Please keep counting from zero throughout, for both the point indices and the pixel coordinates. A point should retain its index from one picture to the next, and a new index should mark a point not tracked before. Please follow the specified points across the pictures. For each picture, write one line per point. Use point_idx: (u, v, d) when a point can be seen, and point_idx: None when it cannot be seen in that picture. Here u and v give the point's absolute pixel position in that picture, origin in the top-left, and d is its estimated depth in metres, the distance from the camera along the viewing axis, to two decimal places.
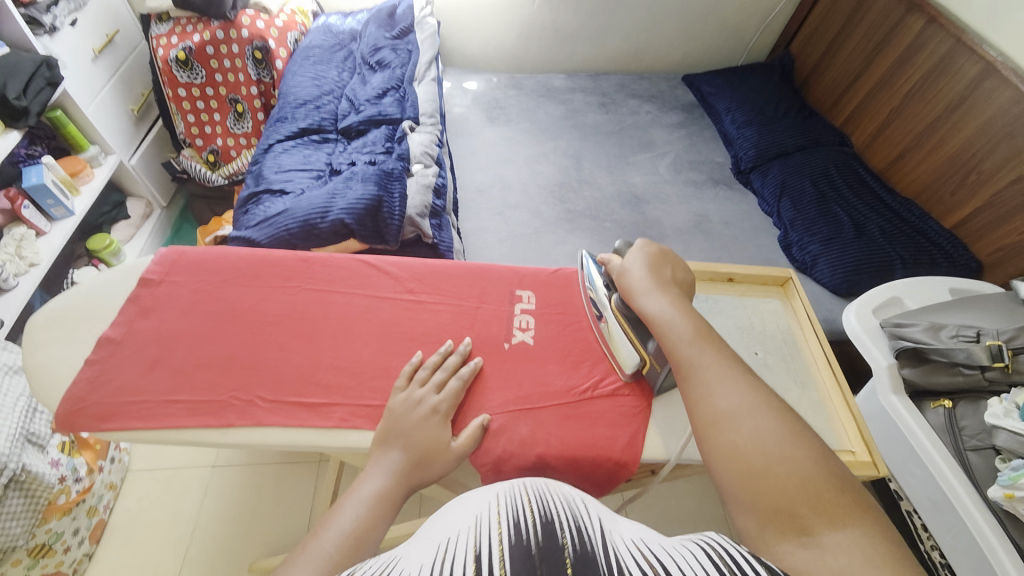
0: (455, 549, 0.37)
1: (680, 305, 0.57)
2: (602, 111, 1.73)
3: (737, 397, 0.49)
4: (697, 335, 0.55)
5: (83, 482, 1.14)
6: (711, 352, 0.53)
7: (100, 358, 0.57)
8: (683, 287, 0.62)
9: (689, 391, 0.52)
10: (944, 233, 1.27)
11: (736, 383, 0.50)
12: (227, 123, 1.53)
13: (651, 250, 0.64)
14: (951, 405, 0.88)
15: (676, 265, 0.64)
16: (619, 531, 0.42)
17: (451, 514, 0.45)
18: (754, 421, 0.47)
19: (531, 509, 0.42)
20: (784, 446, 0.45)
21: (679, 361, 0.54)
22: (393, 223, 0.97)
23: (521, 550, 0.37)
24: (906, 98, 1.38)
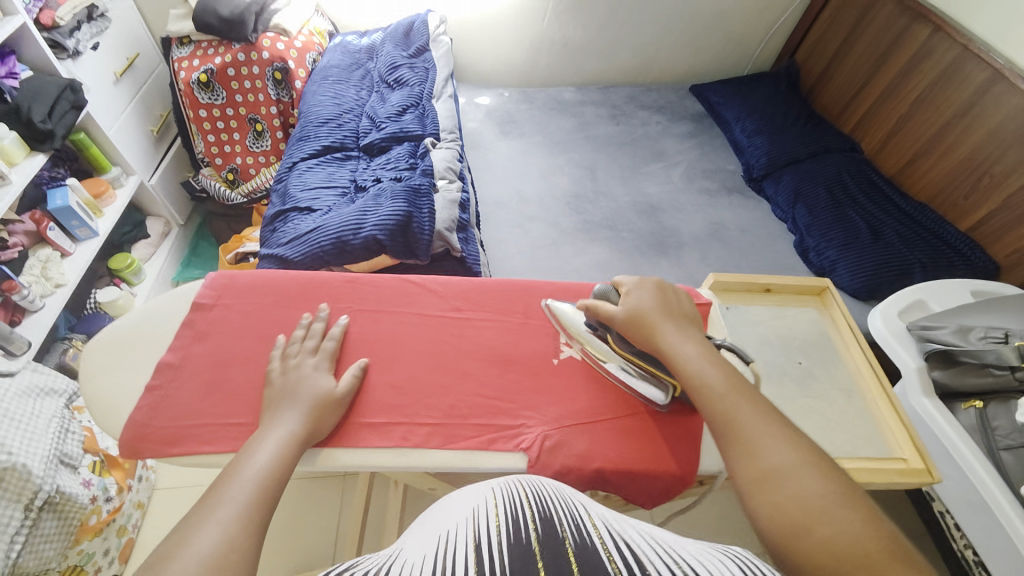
0: (455, 535, 0.41)
1: (703, 349, 0.57)
2: (614, 122, 1.76)
3: (780, 455, 0.48)
4: (729, 385, 0.54)
5: (113, 501, 1.14)
6: (746, 403, 0.52)
7: (162, 383, 0.58)
8: (689, 321, 0.61)
9: (730, 449, 0.51)
10: (960, 236, 1.28)
11: (777, 437, 0.50)
12: (246, 142, 1.55)
13: (645, 284, 0.63)
14: (982, 405, 0.89)
15: (676, 296, 0.63)
16: (616, 523, 0.45)
17: (452, 507, 0.49)
18: (800, 481, 0.46)
19: (529, 505, 0.46)
20: (834, 508, 0.44)
21: (716, 416, 0.53)
22: (423, 239, 0.99)
23: (517, 535, 0.40)
24: (915, 104, 1.41)
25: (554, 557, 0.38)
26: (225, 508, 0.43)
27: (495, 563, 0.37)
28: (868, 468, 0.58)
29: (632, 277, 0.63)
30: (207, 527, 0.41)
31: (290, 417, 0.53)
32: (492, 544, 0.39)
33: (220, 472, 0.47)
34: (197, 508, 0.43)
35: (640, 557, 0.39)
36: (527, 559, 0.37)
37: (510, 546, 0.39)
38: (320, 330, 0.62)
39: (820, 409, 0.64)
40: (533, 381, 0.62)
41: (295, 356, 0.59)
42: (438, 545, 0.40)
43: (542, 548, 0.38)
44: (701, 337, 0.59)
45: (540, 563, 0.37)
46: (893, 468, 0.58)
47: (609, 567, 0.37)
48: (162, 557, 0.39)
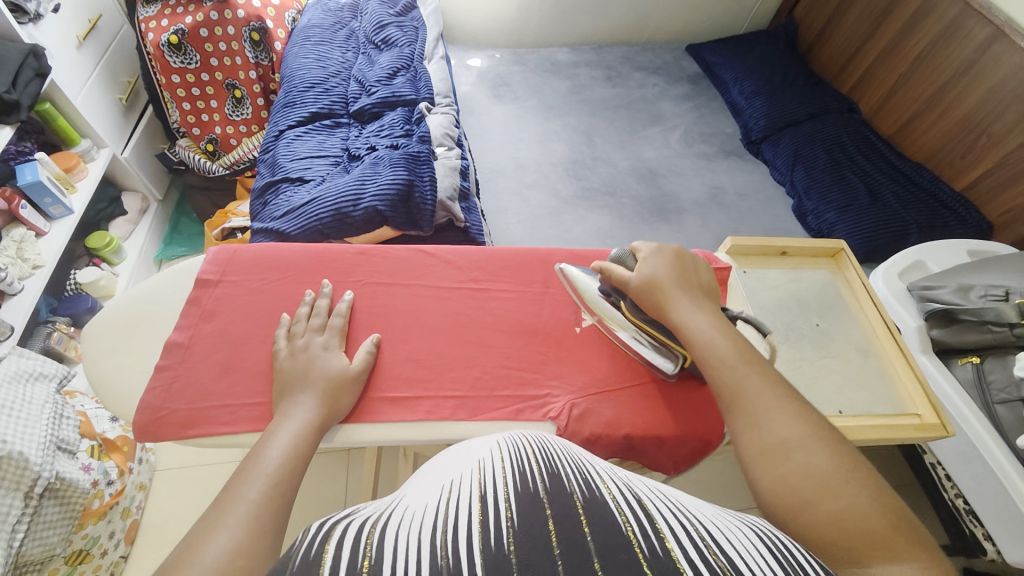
0: (459, 490, 0.37)
1: (716, 321, 0.55)
2: (609, 85, 1.70)
3: (788, 428, 0.47)
4: (739, 357, 0.53)
5: (115, 484, 1.11)
6: (757, 375, 0.51)
7: (172, 364, 0.55)
8: (704, 291, 0.59)
9: (736, 421, 0.50)
10: (956, 196, 1.30)
11: (786, 410, 0.49)
12: (225, 110, 1.46)
13: (662, 252, 0.60)
14: (979, 360, 0.92)
15: (695, 264, 0.61)
16: (627, 480, 0.42)
17: (449, 460, 0.45)
18: (807, 454, 0.45)
19: (536, 461, 0.42)
20: (840, 481, 0.43)
21: (723, 387, 0.52)
22: (426, 209, 0.95)
23: (527, 491, 0.37)
24: (915, 63, 1.40)
25: (566, 510, 0.35)
26: (240, 506, 0.41)
27: (503, 521, 0.33)
28: (885, 425, 0.60)
29: (650, 243, 0.61)
30: (225, 529, 0.39)
31: (305, 403, 0.50)
32: (501, 497, 0.36)
33: (237, 467, 0.45)
34: (214, 507, 0.41)
35: (661, 514, 0.36)
36: (538, 518, 0.34)
37: (519, 501, 0.35)
38: (326, 308, 0.59)
39: (838, 370, 0.66)
40: (557, 351, 0.62)
41: (302, 337, 0.56)
42: (439, 497, 0.36)
43: (551, 500, 0.35)
44: (716, 308, 0.57)
45: (552, 520, 0.33)
46: (909, 424, 0.61)
47: (621, 522, 0.34)
48: (185, 554, 0.37)
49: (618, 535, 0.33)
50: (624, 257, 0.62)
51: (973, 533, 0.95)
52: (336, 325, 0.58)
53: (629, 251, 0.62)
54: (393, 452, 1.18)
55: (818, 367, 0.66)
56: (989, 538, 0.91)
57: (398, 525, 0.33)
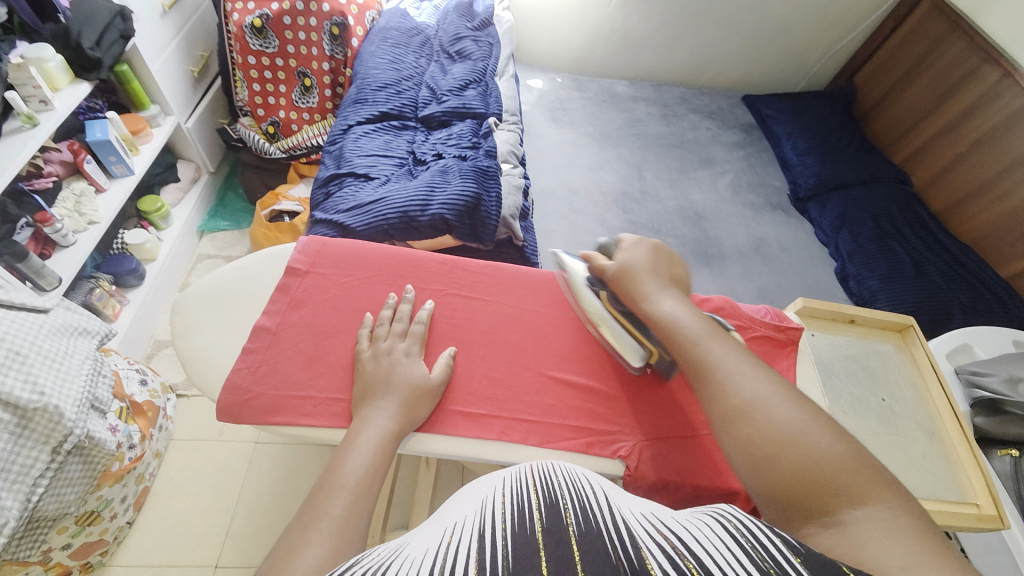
0: (460, 532, 0.36)
1: (682, 304, 0.57)
2: (664, 123, 1.73)
3: (752, 387, 0.48)
4: (704, 329, 0.54)
5: (136, 449, 1.13)
6: (719, 343, 0.53)
7: (260, 348, 0.56)
8: (676, 284, 0.60)
9: (704, 388, 0.51)
10: (1001, 282, 1.32)
11: (748, 373, 0.50)
12: (292, 96, 1.51)
13: (643, 243, 0.62)
14: (1019, 454, 0.91)
15: (672, 261, 0.62)
16: (619, 504, 0.41)
17: (461, 503, 0.44)
18: (773, 410, 0.46)
19: (535, 495, 0.40)
20: (805, 432, 0.44)
21: (688, 359, 0.53)
22: (490, 224, 0.97)
23: (522, 529, 0.35)
24: (973, 146, 1.42)
25: (560, 547, 0.33)
26: (325, 521, 0.41)
27: (497, 557, 0.32)
28: (947, 511, 0.61)
29: (636, 236, 0.63)
30: (315, 544, 0.39)
31: (386, 409, 0.51)
32: (497, 534, 0.35)
33: (317, 481, 0.45)
34: (300, 520, 0.41)
35: (643, 539, 0.35)
36: (531, 554, 0.33)
37: (512, 540, 0.34)
38: (408, 314, 0.60)
39: (903, 448, 0.67)
40: (628, 390, 0.62)
41: (385, 340, 0.57)
42: (442, 540, 0.36)
43: (544, 535, 0.34)
44: (684, 297, 0.58)
45: (545, 559, 0.32)
46: (969, 512, 0.62)
47: (614, 557, 0.33)
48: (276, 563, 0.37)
49: (606, 562, 0.32)
50: (608, 245, 0.64)
51: None
52: (417, 332, 0.58)
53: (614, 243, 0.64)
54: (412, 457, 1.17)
55: (880, 440, 0.67)
56: None
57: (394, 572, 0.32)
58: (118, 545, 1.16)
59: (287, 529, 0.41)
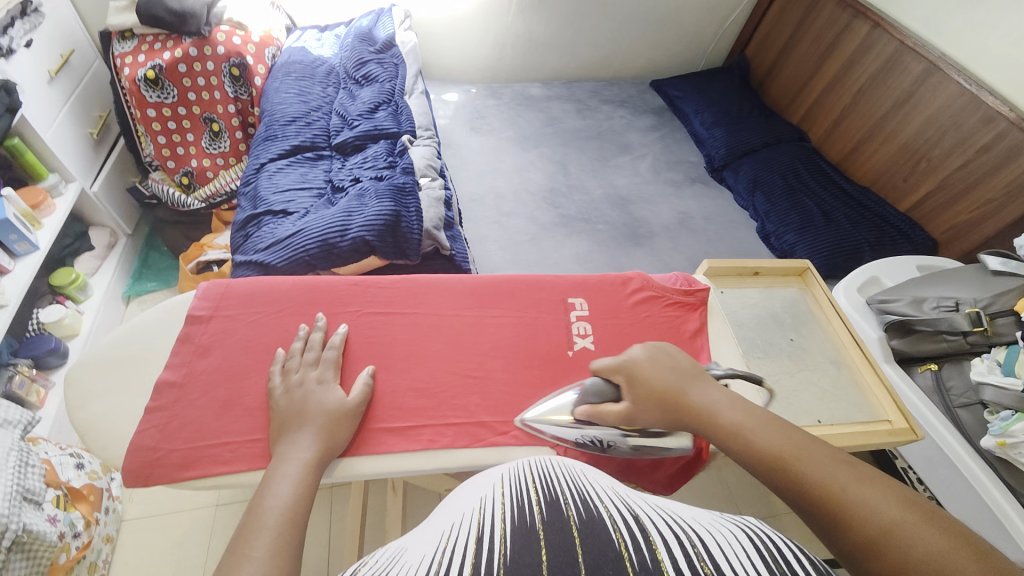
0: (458, 533, 0.35)
1: (737, 409, 0.51)
2: (580, 117, 1.79)
3: (869, 510, 0.39)
4: (785, 442, 0.47)
5: (82, 536, 1.05)
6: (812, 459, 0.45)
7: (165, 404, 0.54)
8: (695, 377, 0.56)
9: (817, 521, 0.42)
10: (901, 216, 1.42)
11: (860, 490, 0.41)
12: (201, 143, 1.47)
13: (639, 359, 0.57)
14: (937, 367, 0.96)
15: (671, 355, 0.58)
16: (625, 494, 0.41)
17: (457, 501, 0.44)
18: (904, 535, 0.36)
19: (536, 490, 0.41)
20: (950, 557, 0.33)
21: (784, 481, 0.45)
22: (413, 238, 0.97)
23: (522, 521, 0.36)
24: (857, 96, 1.54)
25: (559, 535, 0.34)
26: (249, 565, 0.39)
27: (495, 553, 0.32)
28: (862, 432, 0.65)
29: (621, 355, 0.58)
30: None
31: (304, 440, 0.50)
32: (496, 534, 0.34)
33: (238, 526, 0.43)
34: (220, 570, 0.38)
35: (655, 526, 0.35)
36: (531, 544, 0.33)
37: (513, 535, 0.34)
38: (320, 341, 0.59)
39: (817, 380, 0.71)
40: (552, 373, 0.63)
41: (296, 372, 0.56)
42: (437, 545, 0.34)
43: (545, 526, 0.34)
44: (721, 390, 0.54)
45: (544, 547, 0.32)
46: (882, 429, 0.67)
47: (616, 540, 0.33)
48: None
49: (611, 549, 0.32)
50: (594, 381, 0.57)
51: None
52: (331, 349, 0.59)
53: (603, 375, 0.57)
54: (379, 485, 1.15)
55: (798, 379, 0.72)
56: None
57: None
58: None
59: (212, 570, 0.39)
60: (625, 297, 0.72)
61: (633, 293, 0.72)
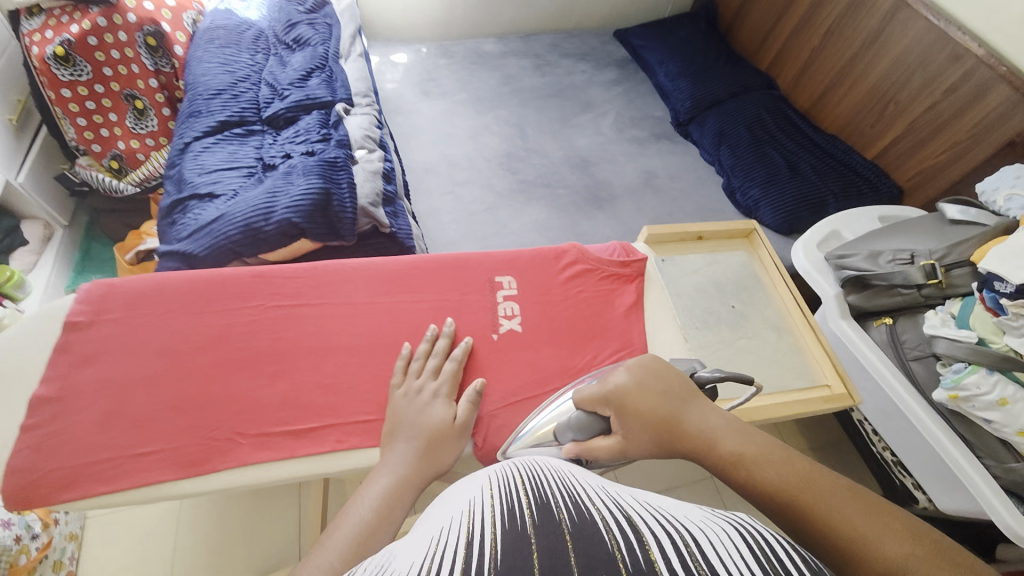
0: (450, 536, 0.32)
1: (736, 439, 0.44)
2: (539, 74, 1.69)
3: (888, 546, 0.33)
4: (786, 471, 0.41)
5: (42, 538, 1.00)
6: (819, 490, 0.38)
7: (41, 422, 0.55)
8: (691, 401, 0.49)
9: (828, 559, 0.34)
10: (867, 164, 1.38)
11: (877, 526, 0.35)
12: (126, 124, 1.36)
13: (632, 385, 0.51)
14: (892, 321, 0.94)
15: (661, 376, 0.52)
16: (618, 496, 0.39)
17: (446, 506, 0.41)
18: None
19: (526, 493, 0.37)
20: None
21: (788, 517, 0.38)
22: (346, 217, 0.91)
23: (513, 525, 0.32)
24: (825, 38, 1.45)
25: (552, 540, 0.30)
26: (332, 548, 0.42)
27: (485, 557, 0.29)
28: (798, 400, 0.67)
29: (603, 389, 0.53)
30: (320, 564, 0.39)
31: (404, 446, 0.54)
32: (488, 538, 0.31)
33: (335, 516, 0.47)
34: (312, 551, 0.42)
35: (650, 526, 0.32)
36: (522, 546, 0.30)
37: (502, 541, 0.31)
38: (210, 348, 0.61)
39: (757, 348, 0.73)
40: (473, 346, 0.66)
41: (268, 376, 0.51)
42: (429, 550, 0.31)
43: (536, 529, 0.31)
44: (718, 415, 0.47)
45: (536, 550, 0.29)
46: (819, 395, 0.69)
47: (609, 541, 0.30)
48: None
49: (602, 550, 0.29)
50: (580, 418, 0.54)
51: (903, 483, 1.00)
52: (403, 354, 0.63)
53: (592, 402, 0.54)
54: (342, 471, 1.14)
55: (737, 348, 0.73)
56: (918, 487, 0.97)
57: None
58: None
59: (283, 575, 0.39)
60: (557, 271, 0.74)
61: (563, 267, 0.75)
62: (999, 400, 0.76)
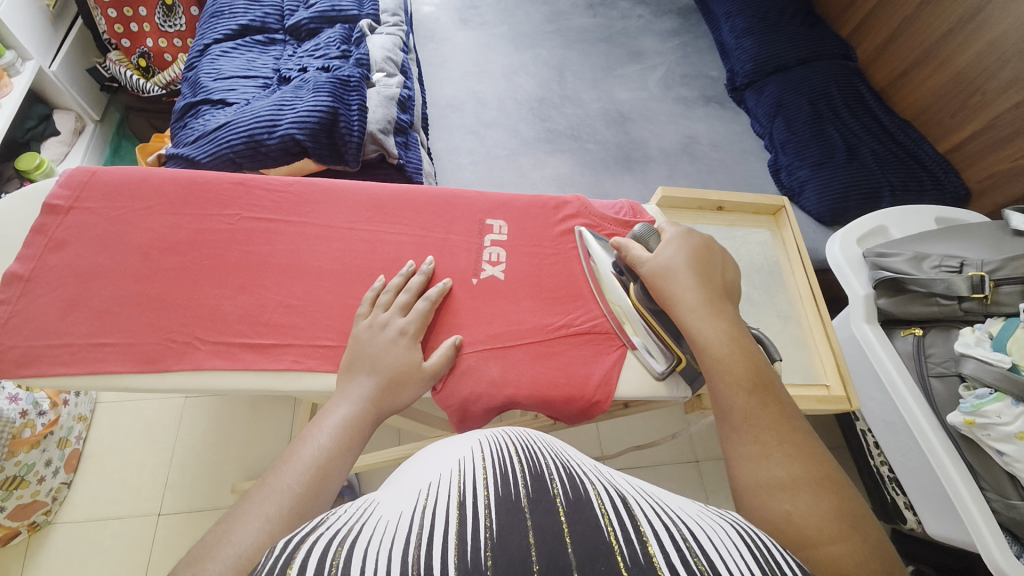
0: (436, 496, 0.30)
1: (732, 329, 0.52)
2: (590, 14, 1.54)
3: (791, 466, 0.42)
4: (753, 376, 0.49)
5: (48, 415, 1.06)
6: (769, 403, 0.47)
7: (11, 298, 0.58)
8: (725, 290, 0.57)
9: (742, 447, 0.45)
10: (937, 158, 1.23)
11: (794, 448, 0.43)
12: (156, 20, 1.33)
13: (690, 238, 0.60)
14: (922, 332, 0.86)
15: (720, 259, 0.60)
16: (612, 478, 0.36)
17: (430, 456, 0.38)
18: (808, 495, 0.40)
19: (519, 458, 0.34)
20: (837, 532, 0.37)
21: (733, 408, 0.47)
22: (351, 141, 0.87)
23: (506, 495, 0.30)
24: (920, 6, 1.24)
25: (547, 520, 0.28)
26: (277, 488, 0.40)
27: (479, 528, 0.27)
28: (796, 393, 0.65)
29: (678, 234, 0.60)
30: (256, 517, 0.37)
31: (364, 382, 0.52)
32: (478, 507, 0.29)
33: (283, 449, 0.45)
34: (252, 491, 0.40)
35: (647, 516, 0.30)
36: (517, 524, 0.27)
37: (496, 512, 0.28)
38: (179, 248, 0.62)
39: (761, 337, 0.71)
40: (451, 288, 0.63)
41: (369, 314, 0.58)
42: (417, 508, 0.29)
43: (532, 504, 0.29)
44: (732, 308, 0.55)
45: (534, 531, 0.27)
46: (817, 394, 0.66)
47: (605, 526, 0.28)
48: (196, 559, 0.33)
49: (599, 538, 0.27)
50: (647, 236, 0.60)
51: (894, 500, 0.96)
52: (373, 287, 0.60)
53: (654, 231, 0.61)
54: None
55: None
56: (909, 507, 0.93)
57: (362, 549, 0.25)
58: (59, 504, 1.15)
59: (214, 523, 0.37)
60: (553, 221, 0.70)
61: (563, 221, 0.70)
62: (1017, 433, 0.70)
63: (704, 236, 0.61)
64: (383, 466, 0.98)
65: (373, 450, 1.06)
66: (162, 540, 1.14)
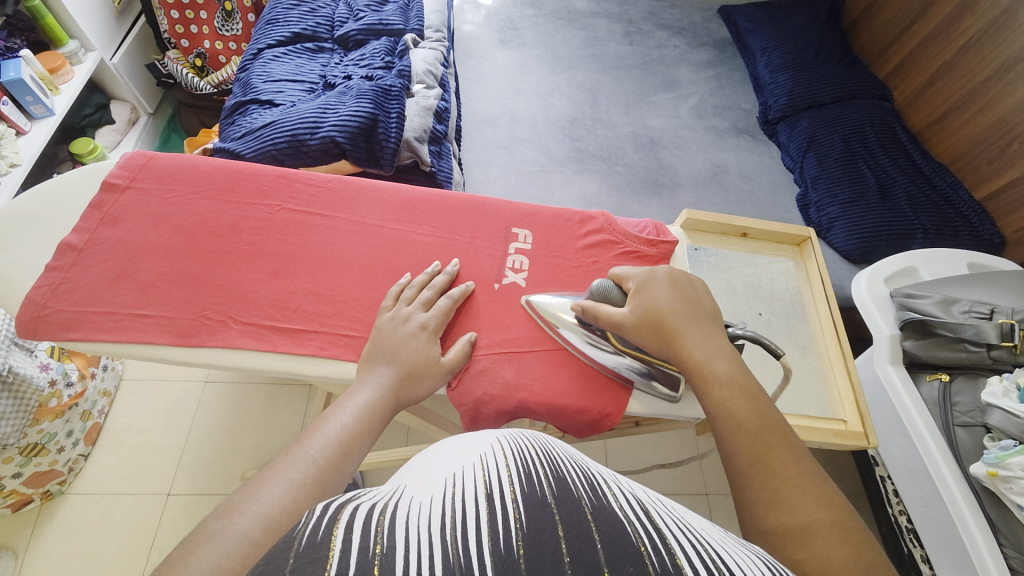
0: (467, 486, 0.30)
1: (729, 364, 0.51)
2: (627, 41, 1.58)
3: (810, 511, 0.40)
4: (760, 417, 0.47)
5: (76, 386, 1.09)
6: (778, 443, 0.45)
7: (64, 266, 0.62)
8: (709, 321, 0.56)
9: (754, 493, 0.43)
10: (973, 204, 1.20)
11: (811, 491, 0.41)
12: (214, 24, 1.43)
13: (653, 278, 0.59)
14: (948, 379, 0.84)
15: (693, 287, 0.59)
16: (633, 489, 0.35)
17: (451, 450, 0.37)
18: (828, 544, 0.37)
19: (540, 461, 0.34)
20: None
21: (741, 450, 0.45)
22: (388, 146, 0.91)
23: (532, 493, 0.29)
24: (960, 52, 1.24)
25: (573, 519, 0.28)
26: (303, 459, 0.42)
27: (510, 521, 0.27)
28: (806, 426, 0.65)
29: (639, 274, 0.59)
30: (281, 482, 0.39)
31: (385, 372, 0.53)
32: (508, 500, 0.28)
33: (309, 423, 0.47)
34: (280, 458, 0.42)
35: (671, 529, 0.29)
36: (545, 519, 0.27)
37: (524, 508, 0.28)
38: (220, 231, 0.66)
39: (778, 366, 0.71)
40: (473, 291, 0.65)
41: (393, 309, 0.60)
42: (450, 494, 0.29)
43: (558, 502, 0.28)
44: (720, 337, 0.54)
45: (561, 528, 0.27)
46: (833, 428, 0.66)
47: (633, 534, 0.27)
48: (225, 512, 0.36)
49: (626, 542, 0.27)
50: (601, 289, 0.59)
51: (910, 553, 0.92)
52: (399, 282, 0.62)
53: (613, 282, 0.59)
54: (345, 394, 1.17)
55: (751, 353, 0.71)
56: (926, 561, 0.89)
57: (405, 523, 0.26)
58: (74, 475, 1.19)
59: (244, 482, 0.39)
60: (577, 235, 0.71)
61: (587, 236, 0.71)
62: None
63: (668, 269, 0.61)
64: (388, 465, 0.99)
65: (381, 449, 1.07)
66: (169, 521, 1.16)
